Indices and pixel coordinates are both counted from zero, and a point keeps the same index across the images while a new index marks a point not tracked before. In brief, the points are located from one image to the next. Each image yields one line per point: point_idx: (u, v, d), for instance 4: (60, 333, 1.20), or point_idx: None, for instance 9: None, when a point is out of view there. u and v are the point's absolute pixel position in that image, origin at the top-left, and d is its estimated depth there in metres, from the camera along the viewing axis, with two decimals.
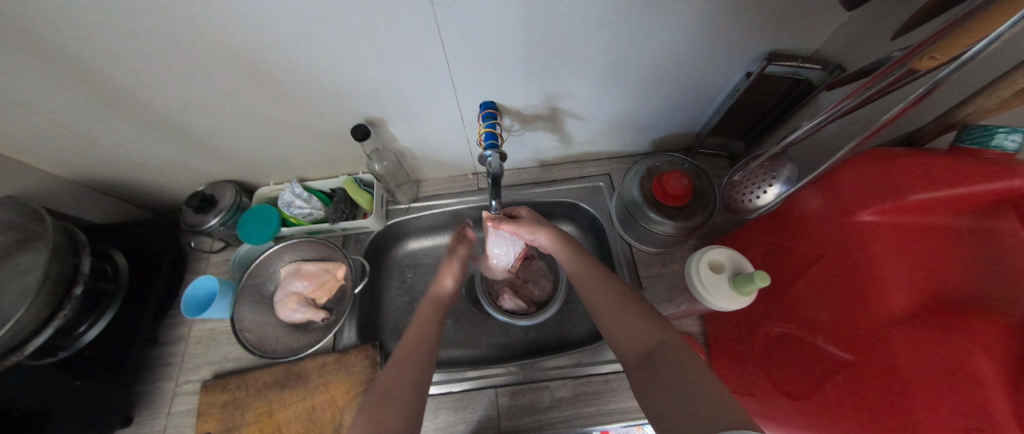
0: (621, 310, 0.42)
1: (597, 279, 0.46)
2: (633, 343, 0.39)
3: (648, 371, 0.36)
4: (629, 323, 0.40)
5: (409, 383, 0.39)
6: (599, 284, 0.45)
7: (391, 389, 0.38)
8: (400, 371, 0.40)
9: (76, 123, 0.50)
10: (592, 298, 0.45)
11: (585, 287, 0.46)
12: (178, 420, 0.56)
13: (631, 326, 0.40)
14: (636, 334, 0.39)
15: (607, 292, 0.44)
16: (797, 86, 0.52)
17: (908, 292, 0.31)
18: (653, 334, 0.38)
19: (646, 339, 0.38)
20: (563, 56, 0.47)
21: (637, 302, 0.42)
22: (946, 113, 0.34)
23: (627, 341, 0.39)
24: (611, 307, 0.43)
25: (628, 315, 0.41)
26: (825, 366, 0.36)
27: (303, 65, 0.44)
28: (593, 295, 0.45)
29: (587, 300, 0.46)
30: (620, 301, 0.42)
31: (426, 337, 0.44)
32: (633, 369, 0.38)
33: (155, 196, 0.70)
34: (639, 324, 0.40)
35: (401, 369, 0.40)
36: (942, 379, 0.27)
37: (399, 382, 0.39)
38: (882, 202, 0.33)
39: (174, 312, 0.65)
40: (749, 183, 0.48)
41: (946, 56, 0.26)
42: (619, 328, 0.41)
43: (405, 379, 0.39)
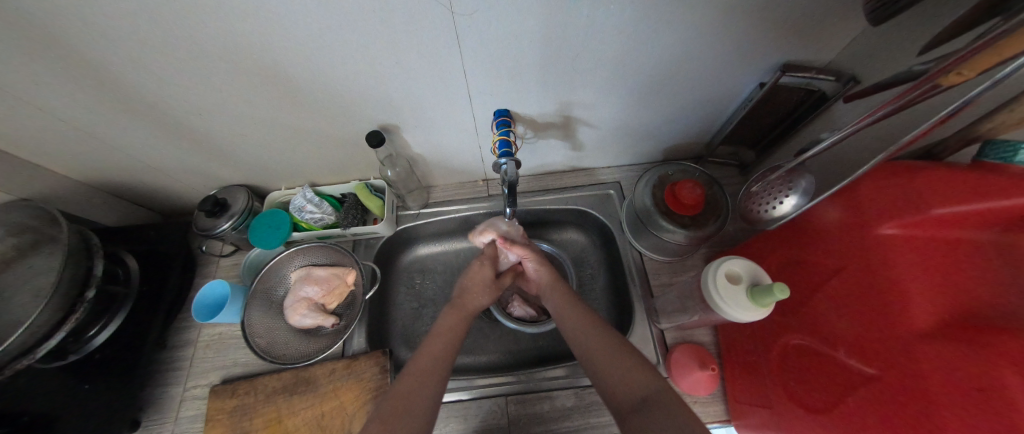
0: (620, 356, 0.41)
1: (592, 325, 0.46)
2: (626, 390, 0.38)
3: (642, 419, 0.35)
4: (626, 369, 0.40)
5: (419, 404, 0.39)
6: (594, 330, 0.45)
7: (404, 412, 0.39)
8: (414, 392, 0.40)
9: (95, 126, 0.51)
10: (585, 342, 0.44)
11: (578, 332, 0.46)
12: (185, 426, 0.55)
13: (628, 372, 0.40)
14: (632, 381, 0.39)
15: (601, 334, 0.44)
16: (809, 97, 0.52)
17: (932, 306, 0.31)
18: (649, 382, 0.38)
19: (642, 386, 0.38)
20: (578, 66, 0.48)
21: (634, 350, 0.42)
22: (968, 127, 0.34)
23: (622, 387, 0.39)
24: (606, 353, 0.42)
25: (625, 361, 0.41)
26: (847, 380, 0.35)
27: (321, 72, 0.45)
28: (587, 339, 0.45)
29: (577, 346, 0.45)
30: (619, 348, 0.42)
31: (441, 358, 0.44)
32: (624, 416, 0.37)
33: (166, 199, 0.70)
34: (636, 371, 0.39)
35: (415, 391, 0.40)
36: (970, 394, 0.26)
37: (410, 404, 0.39)
38: (904, 215, 0.33)
39: (183, 316, 0.65)
40: (766, 194, 0.47)
41: (975, 72, 0.27)
42: (614, 374, 0.40)
43: (417, 401, 0.39)
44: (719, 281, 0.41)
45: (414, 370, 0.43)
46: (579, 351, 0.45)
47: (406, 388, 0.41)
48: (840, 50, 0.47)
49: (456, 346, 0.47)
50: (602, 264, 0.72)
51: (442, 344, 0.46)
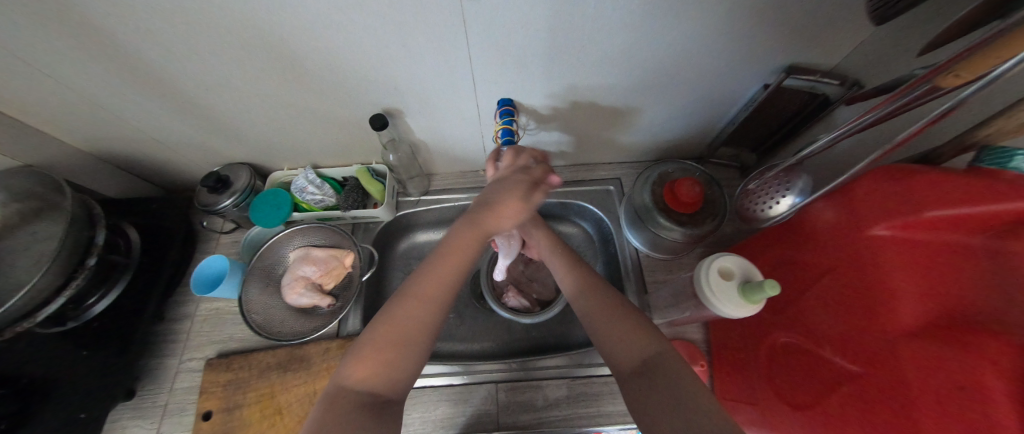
0: (620, 319, 0.41)
1: (594, 288, 0.46)
2: (628, 353, 0.39)
3: (643, 382, 0.36)
4: (625, 333, 0.40)
5: (421, 336, 0.37)
6: (596, 293, 0.45)
7: (404, 343, 0.36)
8: (414, 319, 0.37)
9: (102, 97, 0.51)
10: (586, 304, 0.45)
11: (580, 295, 0.47)
12: (180, 397, 0.56)
13: (628, 336, 0.40)
14: (633, 344, 0.39)
15: (603, 299, 0.44)
16: (813, 101, 0.52)
17: (919, 307, 0.31)
18: (649, 345, 0.38)
19: (644, 349, 0.38)
20: (584, 58, 0.48)
21: (632, 312, 0.42)
22: (965, 134, 0.34)
23: (623, 350, 0.39)
24: (606, 317, 0.42)
25: (625, 325, 0.41)
26: (832, 378, 0.36)
27: (328, 52, 0.45)
28: (588, 301, 0.45)
29: (580, 308, 0.46)
30: (619, 312, 0.42)
31: (448, 282, 0.40)
32: (626, 379, 0.38)
33: (169, 174, 0.71)
34: (637, 333, 0.39)
35: (417, 322, 0.37)
36: (949, 393, 0.27)
37: (412, 330, 0.37)
38: (897, 217, 0.34)
39: (182, 290, 0.65)
40: (763, 194, 0.49)
41: (973, 74, 0.27)
42: (615, 338, 0.40)
43: (419, 333, 0.37)
44: (712, 275, 0.42)
45: (418, 294, 0.38)
46: (582, 313, 0.45)
47: (409, 318, 0.37)
48: (846, 54, 0.47)
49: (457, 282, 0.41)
50: (598, 259, 0.73)
51: (449, 264, 0.41)
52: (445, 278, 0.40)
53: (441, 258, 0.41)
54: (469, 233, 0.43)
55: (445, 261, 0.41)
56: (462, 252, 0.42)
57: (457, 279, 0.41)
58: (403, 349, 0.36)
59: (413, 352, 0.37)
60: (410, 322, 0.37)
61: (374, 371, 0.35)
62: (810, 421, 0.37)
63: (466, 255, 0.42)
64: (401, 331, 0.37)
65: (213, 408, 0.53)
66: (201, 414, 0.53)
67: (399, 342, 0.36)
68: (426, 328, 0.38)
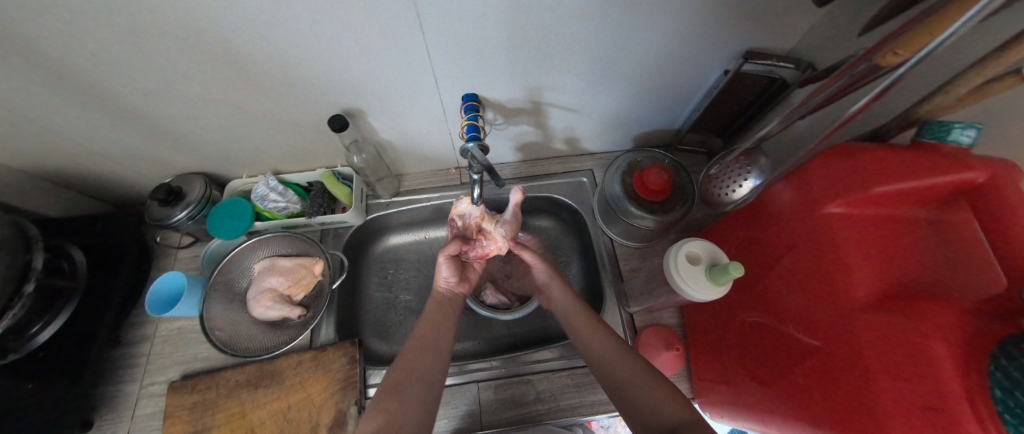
0: (629, 359, 0.40)
1: (614, 345, 0.43)
2: (642, 395, 0.36)
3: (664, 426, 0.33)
4: (654, 392, 0.36)
5: (419, 380, 0.41)
6: (602, 334, 0.44)
7: (402, 388, 0.40)
8: (412, 368, 0.42)
9: (27, 110, 0.47)
10: (608, 362, 0.41)
11: (587, 337, 0.45)
12: (143, 424, 0.53)
13: (640, 377, 0.38)
14: (645, 385, 0.37)
15: (626, 359, 0.41)
16: (771, 85, 0.53)
17: (870, 280, 0.32)
18: (679, 407, 0.34)
19: (658, 392, 0.36)
20: (546, 50, 0.47)
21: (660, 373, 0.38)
22: (908, 110, 0.35)
23: (648, 410, 0.35)
24: (634, 375, 0.39)
25: (635, 365, 0.40)
26: (796, 353, 0.37)
27: (274, 51, 0.42)
28: (613, 363, 0.41)
29: (589, 354, 0.44)
30: (625, 350, 0.41)
31: (437, 341, 0.46)
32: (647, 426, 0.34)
33: (117, 188, 0.66)
34: (666, 394, 0.36)
35: (413, 369, 0.42)
36: (899, 361, 0.28)
37: (410, 377, 0.41)
38: (849, 194, 0.34)
39: (139, 310, 0.61)
40: (726, 177, 0.50)
41: (909, 52, 0.28)
42: (627, 380, 0.38)
43: (414, 376, 0.41)
44: (680, 263, 0.42)
45: (410, 350, 0.44)
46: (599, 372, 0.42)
47: (406, 364, 0.42)
48: (799, 37, 0.48)
49: (450, 327, 0.49)
50: (574, 251, 0.73)
51: (431, 322, 0.48)
52: (432, 335, 0.46)
53: (425, 322, 0.48)
54: (441, 305, 0.52)
55: (426, 324, 0.48)
56: (441, 323, 0.48)
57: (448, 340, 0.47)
58: (400, 395, 0.39)
59: (414, 395, 0.39)
60: (408, 366, 0.42)
61: (379, 414, 0.37)
62: (777, 397, 0.38)
63: (447, 327, 0.48)
64: (397, 378, 0.41)
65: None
66: None
67: (396, 389, 0.40)
68: (420, 370, 0.42)
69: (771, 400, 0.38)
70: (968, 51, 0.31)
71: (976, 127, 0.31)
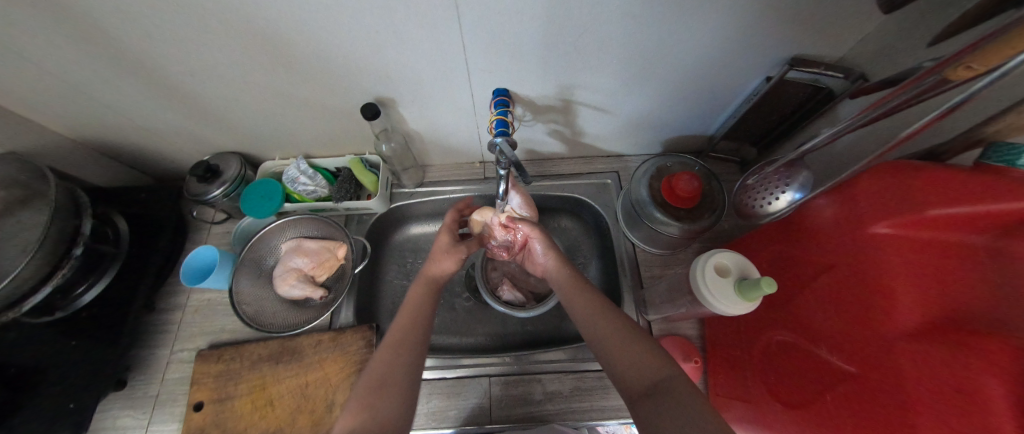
0: (633, 342, 0.39)
1: (601, 308, 0.43)
2: (638, 376, 0.36)
3: (652, 404, 0.34)
4: (638, 354, 0.38)
5: (401, 375, 0.40)
6: (606, 317, 0.42)
7: (383, 384, 0.39)
8: (391, 363, 0.41)
9: (86, 84, 0.50)
10: (594, 325, 0.42)
11: (589, 319, 0.43)
12: (172, 387, 0.56)
13: (640, 358, 0.37)
14: (644, 368, 0.37)
15: (613, 322, 0.41)
16: (817, 94, 0.51)
17: (917, 308, 0.31)
18: (659, 367, 0.36)
19: (654, 371, 0.36)
20: (582, 47, 0.46)
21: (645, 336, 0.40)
22: (973, 128, 0.33)
23: (633, 373, 0.37)
24: (618, 338, 0.40)
25: (638, 349, 0.38)
26: (828, 378, 0.35)
27: (316, 38, 0.43)
28: (598, 325, 0.42)
29: (587, 333, 0.42)
30: (631, 334, 0.40)
31: (416, 330, 0.45)
32: (636, 401, 0.35)
33: (159, 163, 0.70)
34: (648, 355, 0.37)
35: (393, 365, 0.41)
36: (944, 395, 0.26)
37: (391, 373, 0.40)
38: (899, 216, 0.33)
39: (173, 280, 0.65)
40: (762, 189, 0.48)
41: (985, 66, 0.26)
42: (625, 361, 0.38)
43: (395, 370, 0.40)
44: (707, 274, 0.41)
45: (389, 342, 0.43)
46: (588, 334, 0.42)
47: (386, 360, 0.41)
48: (852, 46, 0.45)
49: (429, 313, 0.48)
50: (594, 254, 0.72)
51: (412, 313, 0.47)
52: (411, 326, 0.45)
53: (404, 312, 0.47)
54: (422, 290, 0.50)
55: (407, 314, 0.47)
56: (418, 310, 0.47)
57: (423, 325, 0.46)
58: (380, 393, 0.38)
59: (394, 391, 0.38)
60: (387, 360, 0.41)
61: (362, 411, 0.36)
62: (803, 420, 0.36)
63: (423, 314, 0.47)
64: (378, 374, 0.40)
65: (204, 400, 0.53)
66: (193, 405, 0.52)
67: (377, 387, 0.39)
68: (403, 363, 0.41)
69: (794, 423, 0.37)
70: None
71: None
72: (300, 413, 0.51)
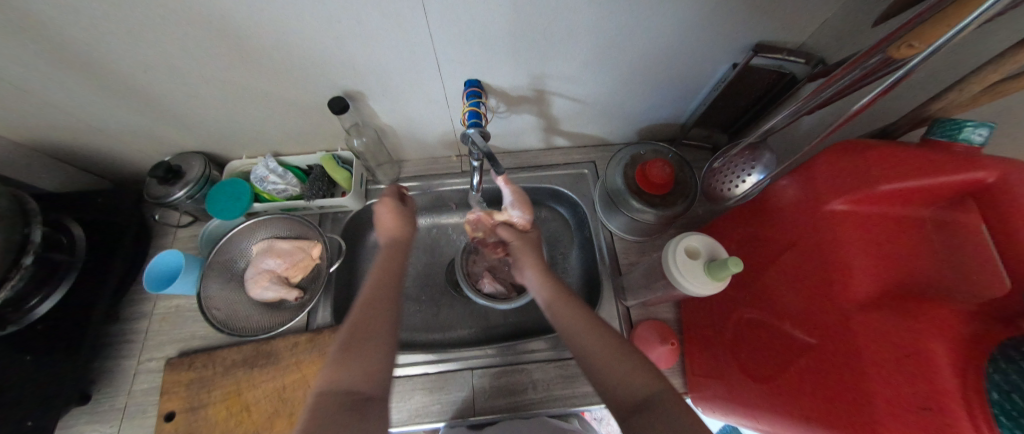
0: (620, 355, 0.38)
1: (589, 323, 0.42)
2: (627, 389, 0.35)
3: (644, 419, 0.32)
4: (628, 369, 0.36)
5: (381, 329, 0.39)
6: (593, 331, 0.41)
7: (364, 338, 0.37)
8: (370, 319, 0.39)
9: (25, 82, 0.46)
10: (582, 341, 0.40)
11: (575, 329, 0.42)
12: (140, 399, 0.54)
13: (629, 372, 0.36)
14: (633, 382, 0.35)
15: (602, 339, 0.40)
16: (781, 80, 0.52)
17: (870, 279, 0.32)
18: (649, 381, 0.35)
19: (644, 386, 0.34)
20: (551, 36, 0.46)
21: (633, 350, 0.38)
22: (920, 107, 0.34)
23: (622, 388, 0.35)
24: (608, 352, 0.38)
25: (626, 363, 0.37)
26: (791, 350, 0.37)
27: (275, 29, 0.42)
28: (586, 341, 0.40)
29: (572, 344, 0.42)
30: (618, 348, 0.38)
31: (391, 288, 0.44)
32: (625, 417, 0.34)
33: (116, 165, 0.66)
34: (637, 370, 0.36)
35: (371, 321, 0.39)
36: (896, 360, 0.28)
37: (371, 328, 0.39)
38: (854, 192, 0.34)
39: (137, 287, 0.62)
40: (729, 172, 0.50)
41: (925, 44, 0.27)
42: (614, 374, 0.36)
43: (375, 326, 0.39)
44: (678, 258, 0.42)
45: (363, 301, 0.41)
46: (577, 351, 0.40)
47: (366, 315, 0.40)
48: (811, 32, 0.47)
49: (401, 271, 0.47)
50: (574, 243, 0.72)
51: (382, 274, 0.45)
52: (386, 283, 0.44)
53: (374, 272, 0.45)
54: (390, 250, 0.49)
55: (378, 274, 0.45)
56: (389, 270, 0.46)
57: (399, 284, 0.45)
58: (360, 351, 0.36)
59: (377, 347, 0.37)
60: (364, 316, 0.39)
61: (345, 363, 0.35)
62: (770, 393, 0.38)
63: (394, 274, 0.46)
64: (358, 330, 0.38)
65: (176, 409, 0.51)
66: (163, 415, 0.51)
67: (358, 342, 0.37)
68: (380, 319, 0.40)
69: (762, 396, 0.38)
70: (986, 48, 0.30)
71: (989, 126, 0.30)
72: (278, 417, 0.50)
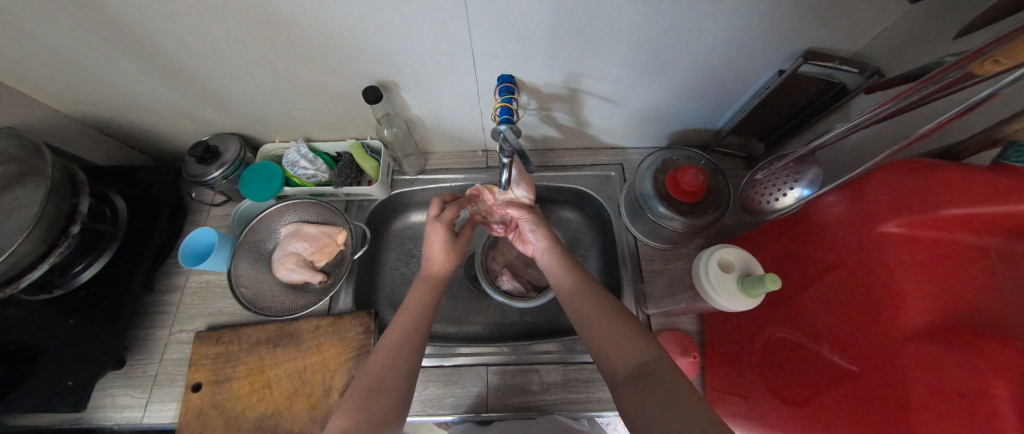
0: (616, 323, 0.39)
1: (588, 289, 0.44)
2: (622, 357, 0.36)
3: (637, 388, 0.33)
4: (623, 337, 0.38)
5: (398, 376, 0.39)
6: (590, 296, 0.43)
7: (380, 386, 0.38)
8: (391, 365, 0.40)
9: (81, 58, 0.48)
10: (581, 307, 0.42)
11: (575, 296, 0.44)
12: (170, 367, 0.56)
13: (623, 339, 0.37)
14: (627, 349, 0.36)
15: (598, 305, 0.41)
16: (829, 90, 0.50)
17: (924, 309, 0.30)
18: (645, 349, 0.36)
19: (638, 353, 0.36)
20: (590, 34, 0.45)
21: (631, 319, 0.39)
22: (992, 127, 0.32)
23: (616, 354, 0.37)
24: (603, 319, 0.40)
25: (620, 329, 0.38)
26: (828, 376, 0.35)
27: (317, 16, 0.42)
28: (584, 305, 0.42)
29: (572, 311, 0.43)
30: (612, 315, 0.40)
31: (416, 331, 0.44)
32: (619, 384, 0.35)
33: (158, 142, 0.69)
34: (632, 339, 0.37)
35: (392, 367, 0.40)
36: (948, 398, 0.26)
37: (387, 377, 0.39)
38: (910, 215, 0.32)
39: (171, 261, 0.64)
40: (770, 185, 0.48)
41: (1014, 60, 0.24)
42: (609, 341, 0.38)
43: (393, 373, 0.39)
44: (710, 270, 0.41)
45: (387, 346, 0.42)
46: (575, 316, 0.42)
47: (384, 362, 0.40)
48: (869, 40, 0.44)
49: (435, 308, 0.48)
50: (595, 246, 0.72)
51: (412, 315, 0.45)
52: (412, 327, 0.44)
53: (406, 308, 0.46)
54: (427, 291, 0.49)
55: (404, 320, 0.45)
56: (420, 309, 0.46)
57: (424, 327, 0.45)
58: (374, 400, 0.37)
59: (387, 396, 0.37)
60: (384, 363, 0.40)
61: (356, 412, 0.35)
62: (801, 417, 0.36)
63: (423, 313, 0.46)
64: (377, 377, 0.39)
65: (203, 380, 0.53)
66: (191, 385, 0.53)
67: (373, 392, 0.37)
68: (400, 367, 0.40)
69: (792, 419, 0.37)
70: None
71: None
72: (297, 397, 0.51)
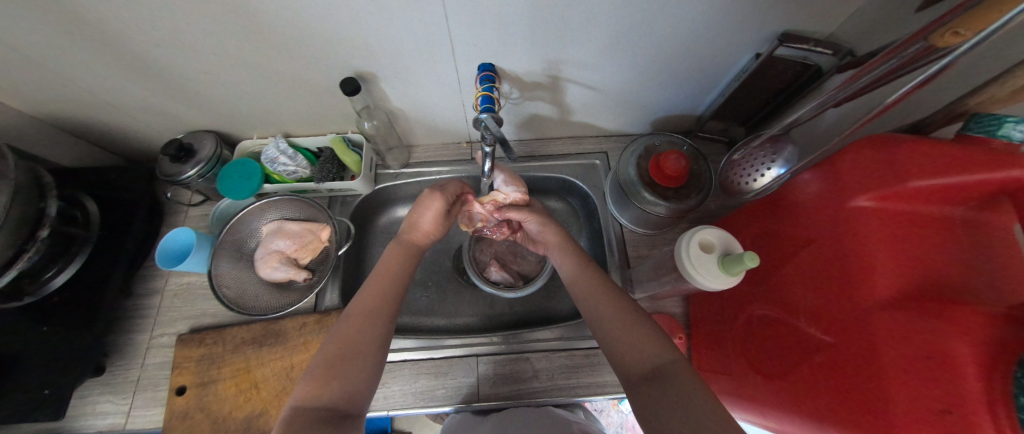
0: (631, 324, 0.39)
1: (601, 286, 0.44)
2: (638, 359, 0.36)
3: (654, 389, 0.33)
4: (639, 339, 0.37)
5: (371, 345, 0.38)
6: (606, 296, 0.43)
7: (351, 354, 0.37)
8: (360, 336, 0.39)
9: (39, 55, 0.46)
10: (597, 308, 0.42)
11: (591, 296, 0.44)
12: (152, 372, 0.55)
13: (642, 340, 0.37)
14: (644, 350, 0.36)
15: (615, 305, 0.41)
16: (805, 72, 0.51)
17: (893, 279, 0.31)
18: (661, 351, 0.36)
19: (653, 355, 0.36)
20: (569, 21, 0.44)
21: (645, 319, 0.39)
22: (956, 102, 0.33)
23: (633, 356, 0.37)
24: (620, 320, 0.40)
25: (637, 331, 0.38)
26: (805, 348, 0.36)
27: (286, 7, 0.40)
28: (601, 307, 0.42)
29: (589, 311, 0.43)
30: (631, 317, 0.40)
31: (388, 301, 0.42)
32: (635, 384, 0.35)
33: (128, 141, 0.66)
34: (649, 340, 0.37)
35: (362, 334, 0.39)
36: (915, 362, 0.27)
37: (356, 343, 0.38)
38: (881, 189, 0.33)
39: (149, 264, 0.62)
40: (749, 164, 0.49)
41: (972, 31, 0.25)
42: (625, 344, 0.38)
43: (364, 342, 0.38)
44: (692, 250, 0.41)
45: (358, 313, 0.41)
46: (591, 316, 0.42)
47: (354, 329, 0.39)
48: (842, 22, 0.45)
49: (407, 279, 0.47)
50: (583, 234, 0.72)
51: (381, 287, 0.44)
52: (385, 298, 0.43)
53: (376, 277, 0.45)
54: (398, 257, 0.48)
55: (378, 282, 0.44)
56: (390, 283, 0.44)
57: (392, 299, 0.43)
58: (344, 367, 0.36)
59: (359, 365, 0.37)
60: (356, 330, 0.39)
61: (328, 381, 0.35)
62: (781, 389, 0.37)
63: (394, 287, 0.44)
64: (343, 345, 0.38)
65: (187, 383, 0.52)
66: (175, 389, 0.52)
67: (343, 358, 0.37)
68: (367, 340, 0.39)
69: (772, 392, 0.38)
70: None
71: None
72: (286, 395, 0.50)
